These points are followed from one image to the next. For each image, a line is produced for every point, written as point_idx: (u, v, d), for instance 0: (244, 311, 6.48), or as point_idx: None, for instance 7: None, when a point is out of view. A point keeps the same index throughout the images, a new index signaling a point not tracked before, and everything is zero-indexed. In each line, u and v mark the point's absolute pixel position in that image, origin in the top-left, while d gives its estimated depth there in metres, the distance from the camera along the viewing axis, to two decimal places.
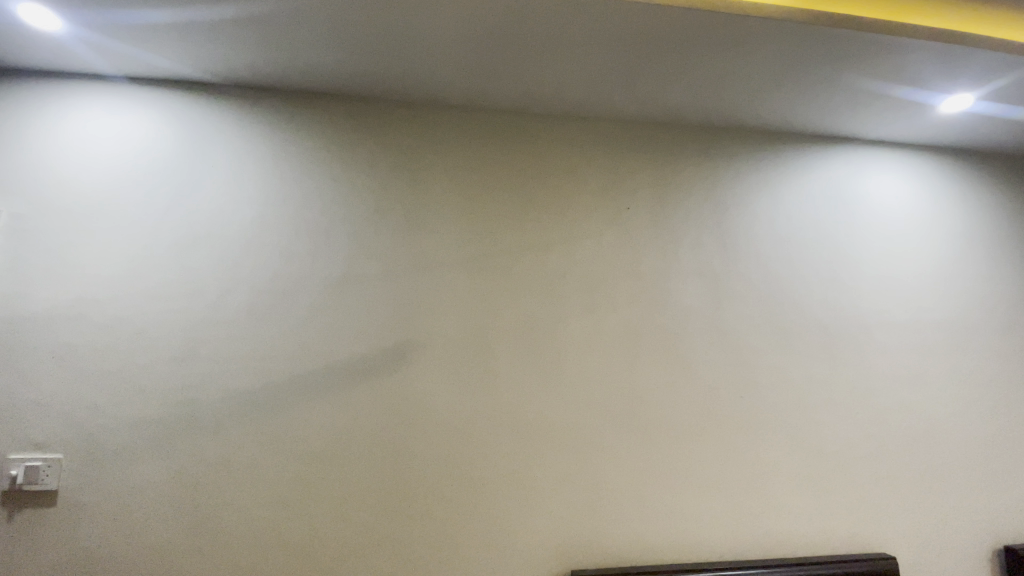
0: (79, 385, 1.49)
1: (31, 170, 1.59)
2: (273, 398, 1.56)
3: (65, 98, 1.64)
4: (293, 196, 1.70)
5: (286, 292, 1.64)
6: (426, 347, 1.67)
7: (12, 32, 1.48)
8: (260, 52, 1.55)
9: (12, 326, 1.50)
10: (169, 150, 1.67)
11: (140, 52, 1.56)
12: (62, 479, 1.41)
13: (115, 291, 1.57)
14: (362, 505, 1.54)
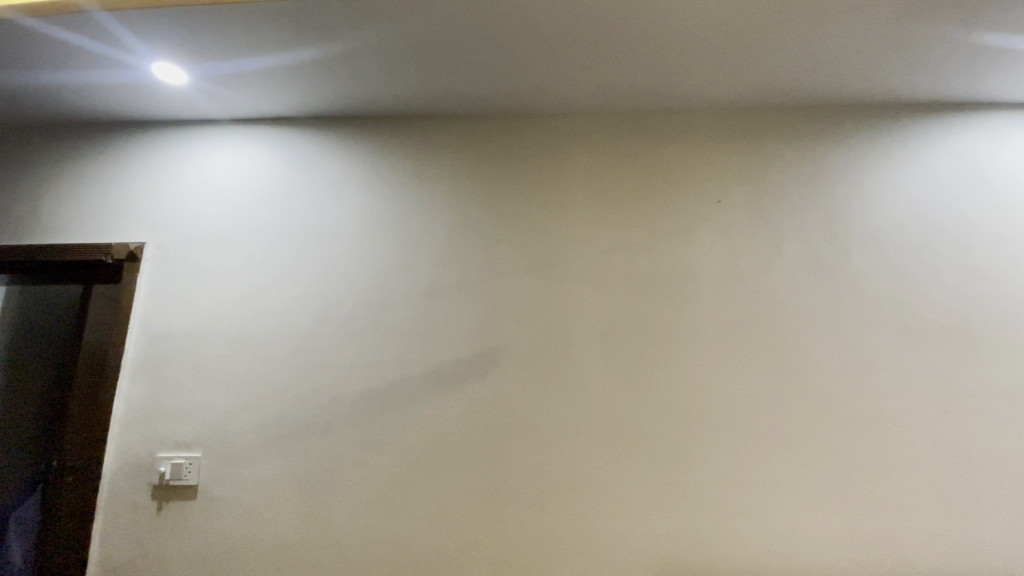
0: (205, 395, 1.59)
1: (160, 204, 1.73)
2: (363, 402, 1.57)
3: (175, 143, 1.78)
4: (378, 209, 1.71)
5: (369, 310, 1.64)
6: (507, 356, 1.59)
7: (150, 89, 1.63)
8: (341, 83, 1.59)
9: (153, 343, 1.63)
10: (261, 180, 1.74)
11: (233, 93, 1.64)
12: (200, 476, 1.53)
13: (234, 308, 1.65)
14: (446, 507, 1.49)
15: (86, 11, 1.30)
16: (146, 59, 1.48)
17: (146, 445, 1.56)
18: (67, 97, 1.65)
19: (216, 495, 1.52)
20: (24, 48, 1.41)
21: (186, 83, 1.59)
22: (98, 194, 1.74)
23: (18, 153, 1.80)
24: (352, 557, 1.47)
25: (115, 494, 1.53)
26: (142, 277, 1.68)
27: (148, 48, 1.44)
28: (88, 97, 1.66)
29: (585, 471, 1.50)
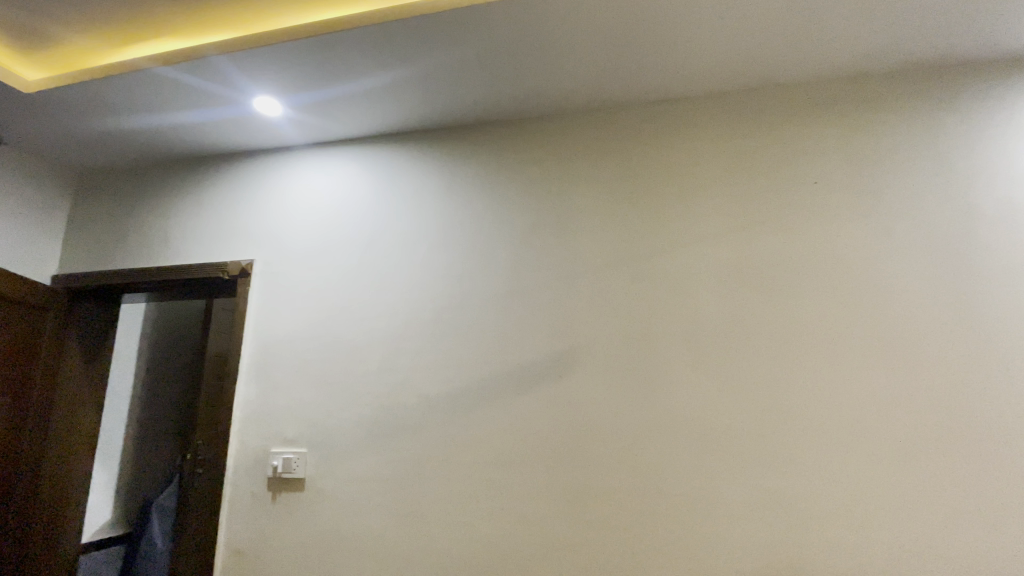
0: (309, 396, 1.73)
1: (263, 224, 1.90)
2: (449, 400, 1.63)
3: (271, 168, 1.95)
4: (456, 215, 1.78)
5: (451, 312, 1.70)
6: (588, 353, 1.58)
7: (250, 122, 1.79)
8: (417, 99, 1.68)
9: (263, 350, 1.80)
10: (350, 197, 1.87)
11: (323, 117, 1.78)
12: (306, 469, 1.66)
13: (331, 315, 1.78)
14: (535, 503, 1.50)
15: (202, 57, 1.47)
16: (251, 94, 1.64)
17: (261, 441, 1.71)
18: (181, 135, 1.84)
19: (322, 488, 1.64)
20: (150, 97, 1.61)
21: (283, 112, 1.75)
22: (210, 217, 1.93)
23: (138, 186, 2.01)
24: (446, 551, 1.52)
25: (238, 486, 1.69)
26: (252, 290, 1.85)
27: (251, 85, 1.59)
28: (199, 134, 1.84)
29: (676, 468, 1.44)
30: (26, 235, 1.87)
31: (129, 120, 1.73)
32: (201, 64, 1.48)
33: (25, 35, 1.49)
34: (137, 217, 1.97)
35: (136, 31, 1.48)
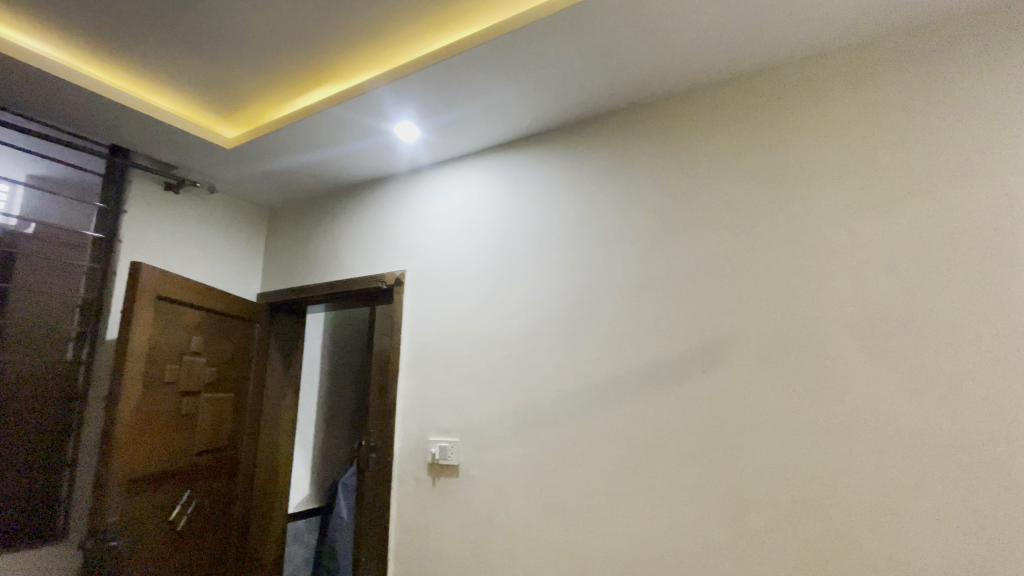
0: (458, 389, 1.87)
1: (412, 236, 2.11)
2: (586, 395, 1.61)
3: (415, 186, 2.17)
4: (583, 210, 1.78)
5: (584, 307, 1.69)
6: (738, 347, 1.42)
7: (394, 149, 2.00)
8: (537, 102, 1.73)
9: (419, 348, 1.99)
10: (483, 204, 1.99)
11: (455, 133, 1.91)
12: (460, 457, 1.79)
13: (473, 315, 1.90)
14: (683, 503, 1.40)
15: (349, 96, 1.67)
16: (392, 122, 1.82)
17: (421, 430, 1.90)
18: (339, 167, 2.12)
19: (474, 476, 1.75)
20: (317, 139, 1.88)
21: (420, 135, 1.91)
22: (368, 235, 2.20)
23: (312, 215, 2.36)
24: (593, 545, 1.50)
25: (404, 470, 1.89)
26: (405, 296, 2.06)
27: (391, 115, 1.77)
28: (353, 164, 2.10)
29: (855, 475, 1.23)
30: (237, 263, 2.31)
31: (299, 160, 2.03)
32: (349, 103, 1.68)
33: (225, 101, 1.82)
34: (313, 241, 2.32)
35: (303, 83, 1.74)
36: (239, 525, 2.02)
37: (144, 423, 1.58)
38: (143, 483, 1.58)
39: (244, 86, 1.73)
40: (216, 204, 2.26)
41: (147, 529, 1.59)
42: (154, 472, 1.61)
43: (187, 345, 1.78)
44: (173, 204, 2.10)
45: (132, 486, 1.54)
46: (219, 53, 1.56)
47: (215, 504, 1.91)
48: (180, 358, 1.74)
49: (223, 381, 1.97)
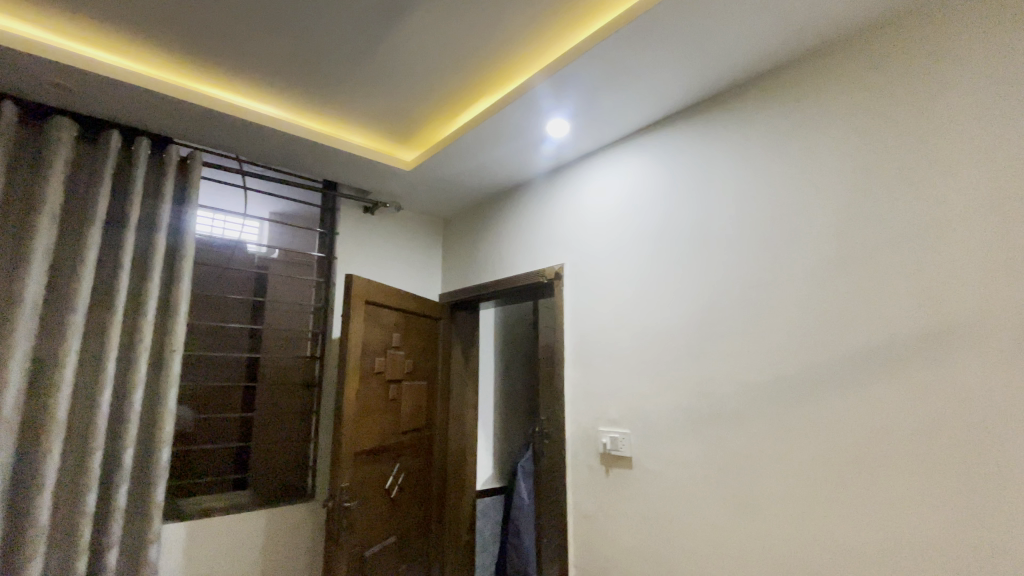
0: (627, 381, 1.82)
1: (570, 229, 2.12)
2: (771, 392, 1.41)
3: (569, 179, 2.16)
4: (754, 184, 1.53)
5: (763, 292, 1.47)
6: (1005, 336, 1.06)
7: (546, 147, 2.02)
8: (689, 73, 1.55)
9: (585, 339, 2.00)
10: (639, 187, 1.88)
11: (604, 122, 1.83)
12: (632, 449, 1.76)
13: (637, 305, 1.82)
14: (912, 529, 1.14)
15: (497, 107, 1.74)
16: (543, 123, 1.82)
17: (592, 420, 1.92)
18: (496, 173, 2.23)
19: (650, 468, 1.70)
20: (475, 153, 2.01)
21: (570, 130, 1.88)
22: (527, 232, 2.30)
23: (479, 220, 2.56)
24: (787, 560, 1.32)
25: (577, 459, 1.94)
26: (568, 289, 2.09)
27: (537, 118, 1.79)
28: (506, 167, 2.18)
29: None
30: (422, 269, 2.63)
31: (459, 172, 2.18)
32: (500, 113, 1.73)
33: (396, 133, 2.02)
34: (481, 243, 2.52)
35: (456, 103, 1.85)
36: (438, 496, 2.33)
37: (364, 404, 1.90)
38: (364, 454, 1.89)
39: (414, 112, 1.88)
40: (403, 219, 2.59)
41: (369, 494, 1.91)
42: (373, 446, 1.92)
43: (390, 340, 2.09)
44: (372, 224, 2.46)
45: (357, 457, 1.85)
46: (392, 87, 1.72)
47: (418, 477, 2.22)
48: (386, 350, 2.06)
49: (419, 371, 2.27)
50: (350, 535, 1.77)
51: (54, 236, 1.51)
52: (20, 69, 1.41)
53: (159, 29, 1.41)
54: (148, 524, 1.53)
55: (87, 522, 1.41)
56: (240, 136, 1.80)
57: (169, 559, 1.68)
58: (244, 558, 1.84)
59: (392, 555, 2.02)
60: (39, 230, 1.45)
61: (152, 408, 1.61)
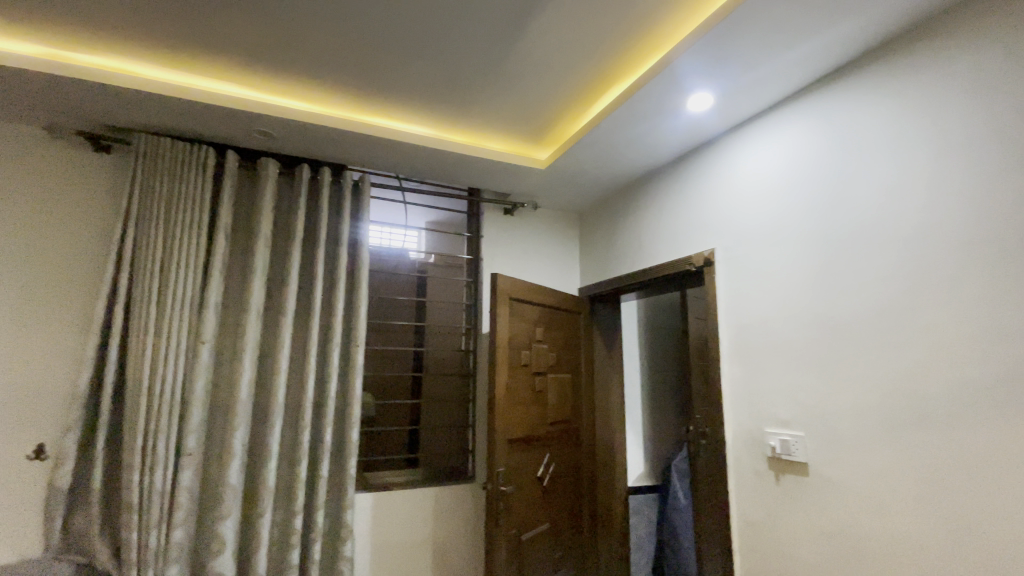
0: (796, 377, 1.58)
1: (718, 211, 1.92)
2: (1006, 393, 1.10)
3: (714, 156, 1.96)
4: (966, 132, 1.21)
5: (989, 266, 1.15)
6: None
7: (686, 126, 1.87)
8: (863, 12, 1.29)
9: (742, 331, 1.79)
10: (801, 155, 1.62)
11: (754, 89, 1.63)
12: (808, 455, 1.52)
13: (806, 290, 1.57)
14: None
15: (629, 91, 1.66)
16: (680, 102, 1.69)
17: (754, 420, 1.71)
18: (632, 160, 2.14)
19: (832, 479, 1.45)
20: (608, 143, 1.96)
21: (712, 104, 1.71)
22: (669, 217, 2.15)
23: (616, 209, 2.49)
24: None
25: (739, 460, 1.76)
26: (719, 277, 1.89)
27: (674, 97, 1.66)
28: (641, 154, 2.08)
29: None
30: (562, 264, 2.66)
31: (592, 164, 2.15)
32: (630, 99, 1.65)
33: (529, 134, 2.07)
34: (619, 234, 2.44)
35: (586, 95, 1.82)
36: (589, 487, 2.34)
37: (513, 394, 1.99)
38: (516, 442, 1.98)
39: (545, 111, 1.91)
40: (541, 217, 2.65)
41: (523, 481, 2.00)
42: (524, 435, 2.01)
43: (533, 334, 2.16)
44: (512, 224, 2.56)
45: (510, 444, 1.95)
46: (523, 89, 1.76)
47: (568, 468, 2.26)
48: (530, 344, 2.13)
49: (563, 364, 2.30)
50: (507, 517, 1.88)
51: (269, 255, 1.89)
52: (240, 127, 1.78)
53: (327, 75, 1.66)
54: (344, 493, 1.82)
55: (302, 486, 1.73)
56: (397, 157, 2.03)
57: (362, 522, 1.98)
58: (420, 527, 2.07)
59: (547, 541, 2.09)
60: (260, 252, 1.83)
61: (343, 394, 1.92)
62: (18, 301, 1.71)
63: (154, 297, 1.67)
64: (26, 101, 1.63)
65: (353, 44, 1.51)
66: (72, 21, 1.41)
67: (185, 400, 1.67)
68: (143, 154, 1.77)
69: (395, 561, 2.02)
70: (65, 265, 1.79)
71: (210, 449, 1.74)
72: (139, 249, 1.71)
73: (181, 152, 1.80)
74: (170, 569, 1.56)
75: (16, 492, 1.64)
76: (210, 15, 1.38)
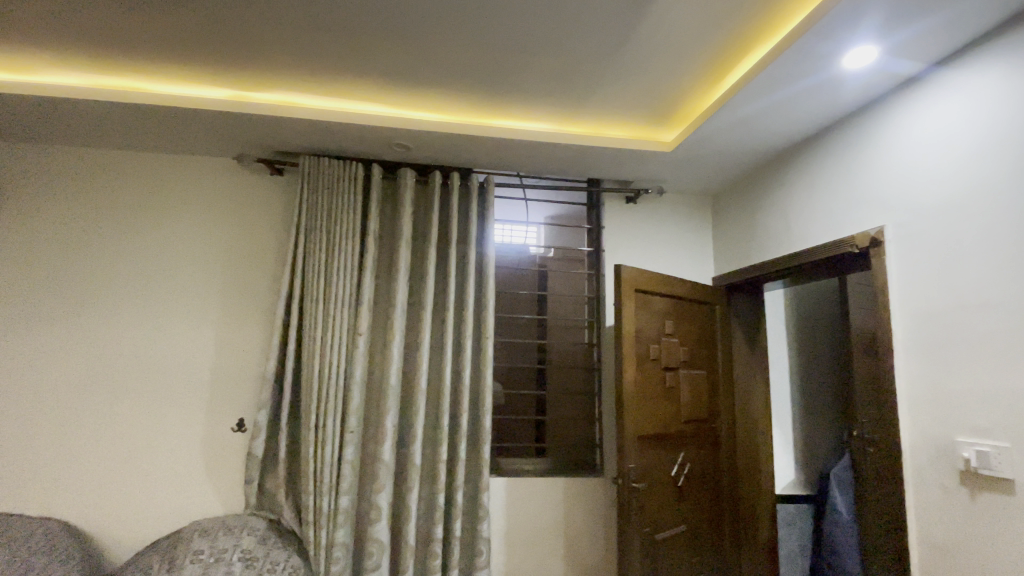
0: (1000, 378, 1.29)
1: (884, 182, 1.64)
2: None
3: (877, 120, 1.67)
4: None
5: None
6: None
7: (840, 90, 1.62)
8: None
9: (922, 322, 1.51)
10: (1001, 106, 1.30)
11: (933, 36, 1.35)
12: (1017, 471, 1.24)
13: (1013, 271, 1.27)
14: None
15: (767, 62, 1.50)
16: (831, 64, 1.48)
17: (941, 426, 1.44)
18: (772, 135, 1.93)
19: None
20: (745, 120, 1.79)
21: (875, 60, 1.47)
22: (820, 195, 1.89)
23: (753, 190, 2.27)
24: None
25: (920, 472, 1.50)
26: (890, 259, 1.62)
27: (824, 59, 1.46)
28: (783, 127, 1.86)
29: None
30: (691, 252, 2.50)
31: (725, 144, 1.98)
32: (768, 67, 1.50)
33: (653, 117, 1.98)
34: (758, 216, 2.22)
35: (716, 70, 1.68)
36: (728, 491, 2.18)
37: (643, 389, 1.93)
38: (648, 439, 1.92)
39: (669, 92, 1.81)
40: (666, 203, 2.52)
41: (655, 478, 1.92)
42: (656, 432, 1.94)
43: (662, 327, 2.06)
44: (635, 213, 2.48)
45: (641, 440, 1.89)
46: (645, 72, 1.69)
47: (705, 468, 2.13)
48: (659, 338, 2.04)
49: (696, 359, 2.17)
50: (640, 514, 1.83)
51: (409, 256, 2.07)
52: (381, 141, 1.97)
53: (454, 84, 1.77)
54: (480, 475, 1.93)
55: (443, 467, 1.88)
56: (519, 154, 2.08)
57: (497, 505, 2.09)
58: (553, 516, 2.12)
59: (683, 544, 1.99)
60: (402, 253, 2.01)
61: (476, 384, 2.03)
62: (225, 301, 2.11)
63: (319, 296, 1.94)
64: (222, 137, 1.99)
65: (477, 50, 1.57)
66: (258, 67, 1.69)
67: (346, 385, 1.91)
68: (306, 173, 2.05)
69: (528, 545, 2.09)
70: (255, 271, 2.15)
71: (367, 429, 1.96)
72: (306, 255, 1.99)
73: (335, 169, 2.05)
74: (339, 530, 1.80)
75: (228, 454, 2.02)
76: (355, 44, 1.56)
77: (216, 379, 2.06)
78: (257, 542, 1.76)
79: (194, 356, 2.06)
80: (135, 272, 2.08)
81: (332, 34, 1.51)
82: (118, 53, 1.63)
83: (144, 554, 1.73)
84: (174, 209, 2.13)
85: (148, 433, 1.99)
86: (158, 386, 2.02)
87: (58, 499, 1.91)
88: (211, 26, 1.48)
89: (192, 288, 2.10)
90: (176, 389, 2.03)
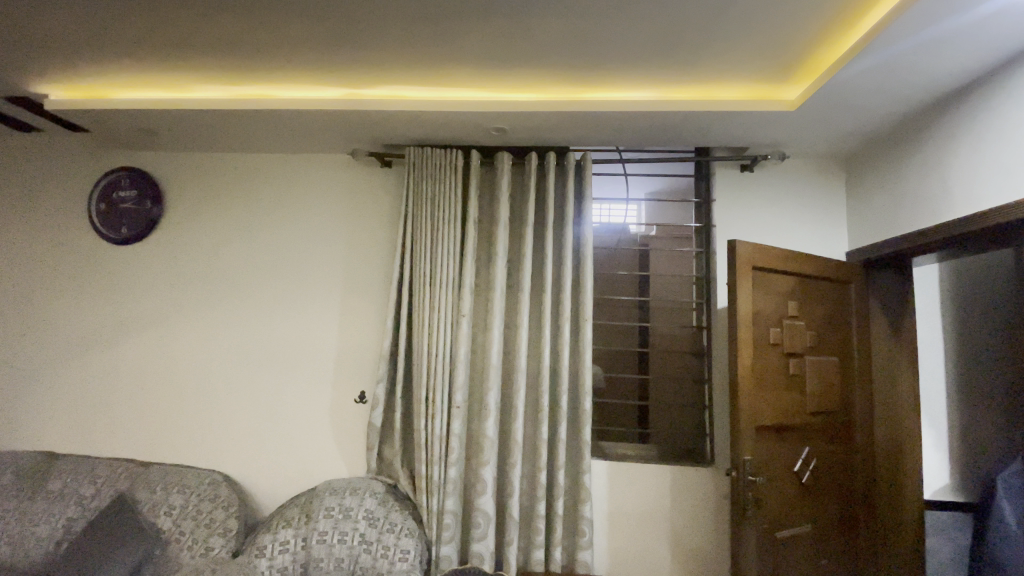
0: None
1: None
2: None
3: None
4: None
5: None
6: None
7: (1017, 19, 1.31)
8: None
9: None
10: None
11: None
12: None
13: None
14: None
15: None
16: None
17: None
18: (925, 83, 1.63)
19: None
20: (887, 66, 1.53)
21: None
22: (989, 151, 1.56)
23: (897, 148, 1.95)
24: None
25: None
26: None
27: None
28: (937, 73, 1.57)
29: None
30: (819, 224, 2.24)
31: (861, 97, 1.72)
32: (912, 10, 1.26)
33: (772, 73, 1.78)
34: (903, 179, 1.91)
35: (851, 12, 1.45)
36: (865, 491, 1.95)
37: (760, 376, 1.78)
38: (766, 430, 1.77)
39: (792, 43, 1.61)
40: (787, 170, 2.27)
41: (775, 472, 1.78)
42: (776, 424, 1.78)
43: (785, 309, 1.88)
44: (750, 183, 2.27)
45: (758, 431, 1.75)
46: (761, 25, 1.52)
47: (835, 463, 1.92)
48: (781, 320, 1.86)
49: (825, 344, 1.95)
50: (757, 509, 1.70)
51: (508, 238, 2.10)
52: (481, 126, 2.01)
53: (550, 61, 1.73)
54: (581, 456, 1.92)
55: (544, 447, 1.90)
56: (617, 128, 2.00)
57: (600, 487, 2.08)
58: (660, 501, 2.06)
59: (809, 543, 1.83)
60: (501, 235, 2.04)
61: (576, 365, 2.02)
62: (345, 285, 2.31)
63: (426, 279, 2.05)
64: (339, 134, 2.16)
65: (570, 23, 1.52)
66: (367, 64, 1.80)
67: (452, 363, 2.00)
68: (413, 163, 2.16)
69: (634, 530, 2.05)
70: (369, 258, 2.32)
71: (473, 405, 2.05)
72: (415, 241, 2.11)
73: (438, 157, 2.13)
74: (449, 499, 1.91)
75: (352, 424, 2.23)
76: (453, 31, 1.58)
77: (341, 357, 2.27)
78: (378, 504, 1.93)
79: (321, 336, 2.29)
80: (272, 261, 2.35)
81: (427, 24, 1.55)
82: (250, 65, 1.83)
83: (288, 507, 1.99)
84: (301, 204, 2.38)
85: (287, 402, 2.27)
86: (292, 362, 2.29)
87: (223, 455, 2.27)
88: (322, 31, 1.60)
89: (318, 275, 2.33)
90: (308, 365, 2.28)
